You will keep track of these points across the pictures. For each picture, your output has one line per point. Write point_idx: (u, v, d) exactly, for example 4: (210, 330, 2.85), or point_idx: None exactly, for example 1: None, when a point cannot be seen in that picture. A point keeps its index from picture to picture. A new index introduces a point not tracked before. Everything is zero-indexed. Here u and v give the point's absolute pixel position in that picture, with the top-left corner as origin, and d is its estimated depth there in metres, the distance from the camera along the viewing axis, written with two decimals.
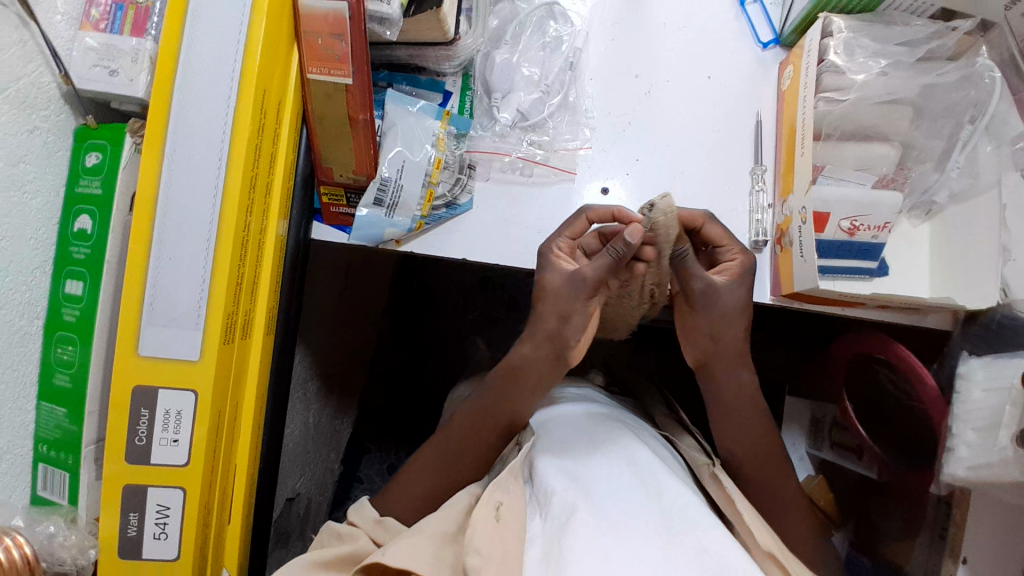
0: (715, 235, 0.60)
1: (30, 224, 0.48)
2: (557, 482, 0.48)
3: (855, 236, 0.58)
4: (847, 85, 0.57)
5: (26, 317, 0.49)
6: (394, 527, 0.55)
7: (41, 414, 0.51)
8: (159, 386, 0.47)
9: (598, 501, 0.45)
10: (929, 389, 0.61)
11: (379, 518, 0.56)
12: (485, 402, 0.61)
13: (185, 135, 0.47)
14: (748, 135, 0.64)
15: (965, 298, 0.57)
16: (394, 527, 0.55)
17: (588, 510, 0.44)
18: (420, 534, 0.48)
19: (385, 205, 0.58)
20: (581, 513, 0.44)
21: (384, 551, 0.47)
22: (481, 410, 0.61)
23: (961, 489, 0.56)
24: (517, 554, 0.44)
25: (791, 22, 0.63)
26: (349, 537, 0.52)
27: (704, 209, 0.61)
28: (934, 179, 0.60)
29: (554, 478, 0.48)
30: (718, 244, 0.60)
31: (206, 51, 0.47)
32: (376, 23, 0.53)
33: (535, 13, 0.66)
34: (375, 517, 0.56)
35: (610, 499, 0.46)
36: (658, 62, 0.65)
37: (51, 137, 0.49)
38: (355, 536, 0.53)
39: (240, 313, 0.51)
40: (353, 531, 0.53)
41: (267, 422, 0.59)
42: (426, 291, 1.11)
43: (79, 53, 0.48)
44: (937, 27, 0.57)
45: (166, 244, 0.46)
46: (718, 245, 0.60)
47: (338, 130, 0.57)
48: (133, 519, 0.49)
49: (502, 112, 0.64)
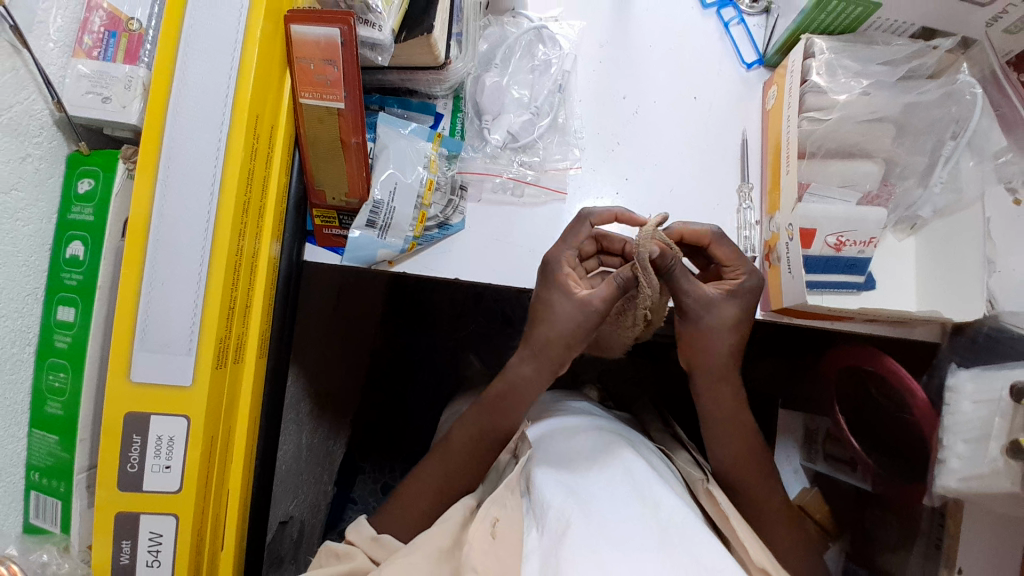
0: (721, 256, 0.59)
1: (23, 251, 0.48)
2: (554, 494, 0.48)
3: (841, 252, 0.59)
4: (829, 105, 0.58)
5: (18, 344, 0.49)
6: (393, 542, 0.55)
7: (33, 441, 0.51)
8: (152, 412, 0.47)
9: (596, 513, 0.46)
10: (918, 401, 0.62)
11: (375, 535, 0.55)
12: (484, 424, 0.62)
13: (178, 161, 0.47)
14: (736, 153, 0.65)
15: (953, 312, 0.58)
16: (392, 543, 0.54)
17: (589, 521, 0.45)
18: (416, 551, 0.48)
19: (377, 227, 0.59)
20: (578, 524, 0.44)
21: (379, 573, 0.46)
22: (484, 435, 0.62)
23: (954, 499, 0.57)
24: (514, 566, 0.45)
25: (775, 43, 0.64)
26: (346, 556, 0.52)
27: (714, 227, 0.60)
28: (918, 195, 0.61)
29: (551, 490, 0.49)
30: (724, 263, 0.60)
31: (199, 78, 0.48)
32: (369, 49, 0.54)
33: (524, 36, 0.67)
34: (372, 535, 0.55)
35: (609, 510, 0.46)
36: (645, 82, 0.66)
37: (43, 164, 0.49)
38: (352, 554, 0.53)
39: (233, 336, 0.51)
40: (351, 550, 0.53)
41: (260, 445, 0.59)
42: (419, 310, 1.11)
43: (72, 81, 0.49)
44: (918, 46, 0.58)
45: (158, 269, 0.47)
46: (724, 263, 0.60)
47: (330, 153, 0.58)
48: (126, 547, 0.49)
49: (492, 133, 0.65)
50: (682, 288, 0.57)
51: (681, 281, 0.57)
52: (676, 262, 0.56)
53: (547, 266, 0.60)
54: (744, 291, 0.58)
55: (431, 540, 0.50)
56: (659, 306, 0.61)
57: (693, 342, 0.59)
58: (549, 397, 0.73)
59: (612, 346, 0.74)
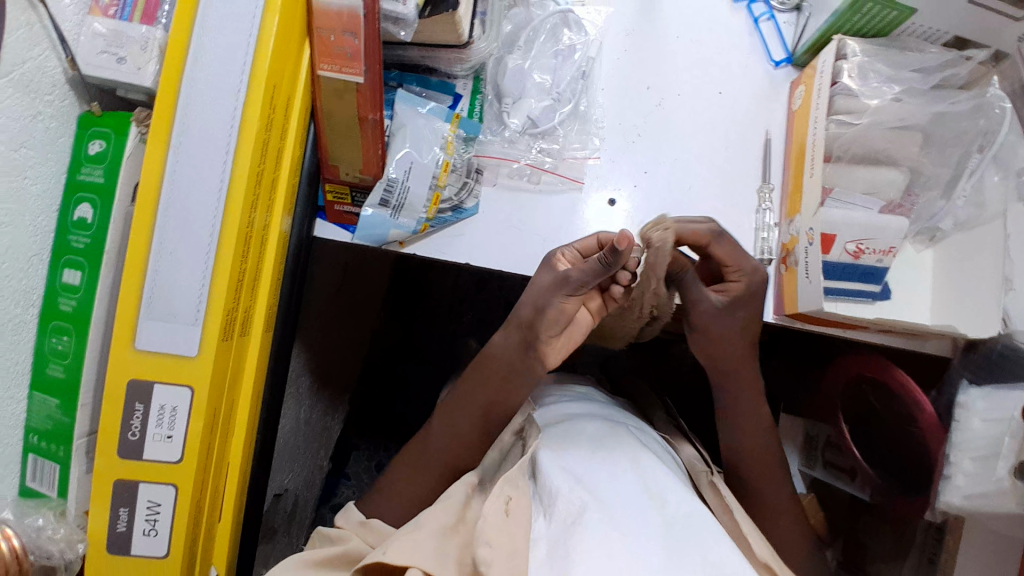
0: (719, 256, 0.58)
1: (29, 211, 0.47)
2: (562, 482, 0.48)
3: (859, 261, 0.58)
4: (859, 109, 0.57)
5: (22, 305, 0.48)
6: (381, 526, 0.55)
7: (33, 403, 0.50)
8: (156, 381, 0.47)
9: (608, 502, 0.45)
10: (927, 415, 0.62)
11: (364, 520, 0.56)
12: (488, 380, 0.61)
13: (192, 127, 0.46)
14: (758, 153, 0.64)
15: (967, 328, 0.57)
16: (381, 527, 0.55)
17: (595, 510, 0.44)
18: (423, 528, 0.48)
19: (391, 206, 0.58)
20: (591, 512, 0.44)
21: (384, 551, 0.46)
22: (487, 420, 0.61)
23: (955, 515, 0.57)
24: (524, 552, 0.44)
25: (804, 42, 0.63)
26: (340, 539, 0.53)
27: (710, 225, 0.57)
28: (941, 207, 0.60)
29: (558, 478, 0.48)
30: (724, 264, 0.58)
31: (218, 42, 0.46)
32: (391, 23, 0.53)
33: (549, 19, 0.65)
34: (360, 520, 0.56)
35: (619, 504, 0.45)
36: (669, 74, 0.65)
37: (54, 122, 0.48)
38: (346, 537, 0.53)
39: (240, 311, 0.50)
40: (344, 534, 0.53)
41: (262, 418, 0.58)
42: (419, 290, 1.10)
43: (86, 39, 0.47)
44: (949, 56, 0.57)
45: (167, 237, 0.46)
46: (725, 263, 0.58)
47: (347, 128, 0.56)
48: (123, 514, 0.49)
49: (512, 117, 0.63)
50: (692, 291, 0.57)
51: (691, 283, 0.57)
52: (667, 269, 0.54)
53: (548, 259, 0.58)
54: (746, 296, 0.58)
55: (435, 517, 0.50)
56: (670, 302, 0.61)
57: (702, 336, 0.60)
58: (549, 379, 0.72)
59: (612, 336, 0.73)
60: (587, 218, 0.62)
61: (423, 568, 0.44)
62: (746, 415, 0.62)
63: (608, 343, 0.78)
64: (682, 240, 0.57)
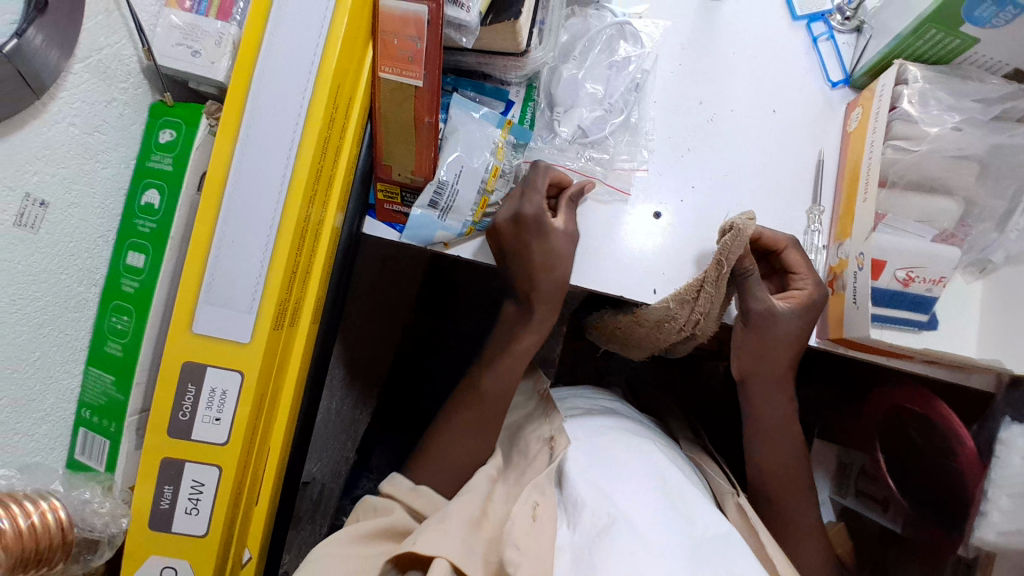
0: (792, 263, 0.59)
1: (98, 193, 0.49)
2: (590, 495, 0.49)
3: (909, 288, 0.57)
4: (919, 136, 0.56)
5: (85, 283, 0.50)
6: (430, 494, 0.56)
7: (87, 378, 0.52)
8: (209, 365, 0.48)
9: (635, 517, 0.46)
10: (966, 449, 0.60)
11: (414, 487, 0.57)
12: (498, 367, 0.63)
13: (260, 120, 0.47)
14: (810, 173, 0.64)
15: (1014, 363, 0.56)
16: (431, 495, 0.56)
17: (623, 523, 0.45)
18: (449, 520, 0.48)
19: (439, 208, 0.60)
20: (620, 522, 0.45)
21: (415, 540, 0.46)
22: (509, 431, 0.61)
23: (988, 553, 0.56)
24: (550, 555, 0.45)
25: (864, 65, 0.63)
26: (385, 509, 0.54)
27: (788, 235, 0.59)
28: (993, 238, 0.59)
29: (586, 490, 0.49)
30: (793, 272, 0.59)
31: (289, 38, 0.48)
32: (454, 29, 0.54)
33: (605, 31, 0.65)
34: (411, 487, 0.56)
35: (649, 521, 0.46)
36: (722, 89, 0.65)
37: (127, 109, 0.50)
38: (391, 508, 0.54)
39: (291, 302, 0.52)
40: (389, 505, 0.54)
41: (302, 408, 0.59)
42: (452, 289, 1.11)
43: (163, 31, 0.49)
44: (1011, 88, 0.56)
45: (229, 226, 0.47)
46: (794, 272, 0.59)
47: (402, 130, 0.57)
48: (167, 492, 0.50)
49: (562, 126, 0.64)
50: (753, 291, 0.57)
51: (753, 286, 0.57)
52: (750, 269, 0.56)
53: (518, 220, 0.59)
54: (811, 305, 0.57)
55: (461, 510, 0.50)
56: (714, 318, 0.60)
57: (739, 350, 0.60)
58: (570, 391, 0.73)
59: (640, 346, 0.74)
60: (628, 231, 0.62)
61: (450, 559, 0.44)
62: (777, 432, 0.61)
63: (631, 351, 0.77)
64: (760, 241, 0.58)
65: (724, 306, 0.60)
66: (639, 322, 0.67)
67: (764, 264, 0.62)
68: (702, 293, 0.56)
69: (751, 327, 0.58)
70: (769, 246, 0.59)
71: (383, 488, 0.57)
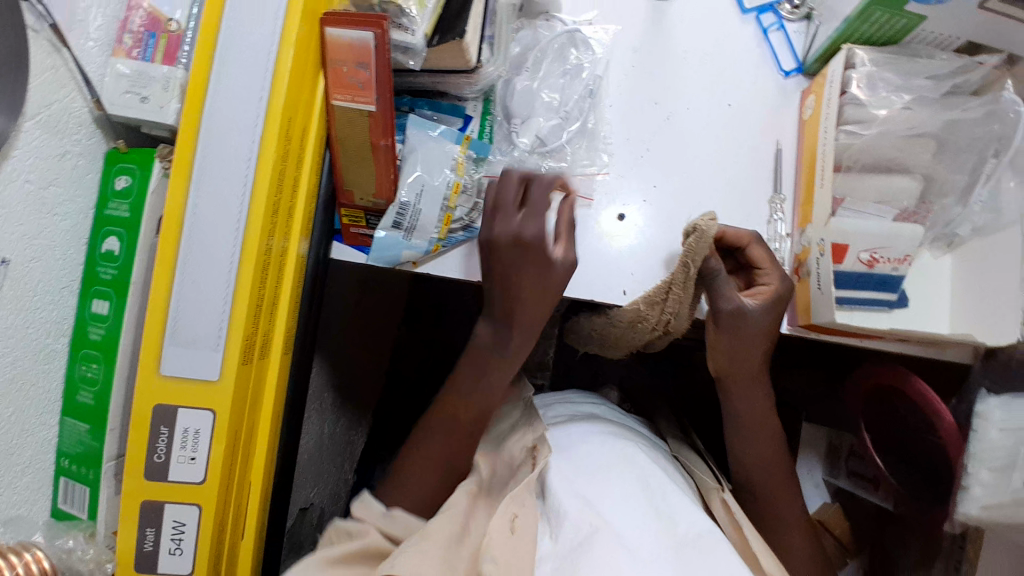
0: (756, 258, 0.59)
1: (59, 245, 0.49)
2: (570, 504, 0.49)
3: (874, 269, 0.57)
4: (868, 119, 0.57)
5: (53, 334, 0.50)
6: (406, 516, 0.55)
7: (63, 429, 0.52)
8: (180, 405, 0.48)
9: (623, 531, 0.46)
10: (946, 423, 0.60)
11: (388, 512, 0.55)
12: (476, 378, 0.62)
13: (211, 160, 0.48)
14: (770, 163, 0.64)
15: (986, 336, 0.56)
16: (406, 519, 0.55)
17: (605, 533, 0.45)
18: (429, 541, 0.47)
19: (403, 228, 0.59)
20: (603, 533, 0.45)
21: (393, 562, 0.45)
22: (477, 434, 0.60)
23: (975, 526, 0.57)
24: (529, 559, 0.46)
25: (814, 51, 0.63)
26: (359, 532, 0.51)
27: (750, 230, 0.60)
28: (957, 214, 0.59)
29: (566, 499, 0.49)
30: (757, 267, 0.59)
31: (235, 78, 0.48)
32: (401, 52, 0.55)
33: (556, 40, 0.65)
34: (382, 511, 0.54)
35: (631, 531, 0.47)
36: (678, 87, 0.65)
37: (82, 160, 0.50)
38: (365, 530, 0.52)
39: (259, 335, 0.52)
40: (363, 527, 0.52)
41: (281, 438, 0.59)
42: (438, 305, 1.11)
43: (111, 79, 0.49)
44: (962, 62, 0.56)
45: (189, 267, 0.48)
46: (758, 267, 0.59)
47: (360, 155, 0.57)
48: (150, 534, 0.51)
49: (521, 137, 0.64)
50: (721, 291, 0.57)
51: (720, 286, 0.57)
52: (718, 268, 0.57)
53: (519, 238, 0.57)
54: (778, 297, 0.57)
55: (440, 528, 0.49)
56: (685, 316, 0.61)
57: (712, 345, 0.60)
58: (556, 397, 0.73)
59: (619, 346, 0.74)
60: (611, 233, 0.63)
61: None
62: (759, 421, 0.61)
63: (609, 350, 0.78)
64: (723, 239, 0.59)
65: (694, 303, 0.60)
66: (614, 324, 0.66)
67: (731, 259, 0.62)
68: (670, 294, 0.58)
69: (724, 328, 0.58)
70: (731, 242, 0.59)
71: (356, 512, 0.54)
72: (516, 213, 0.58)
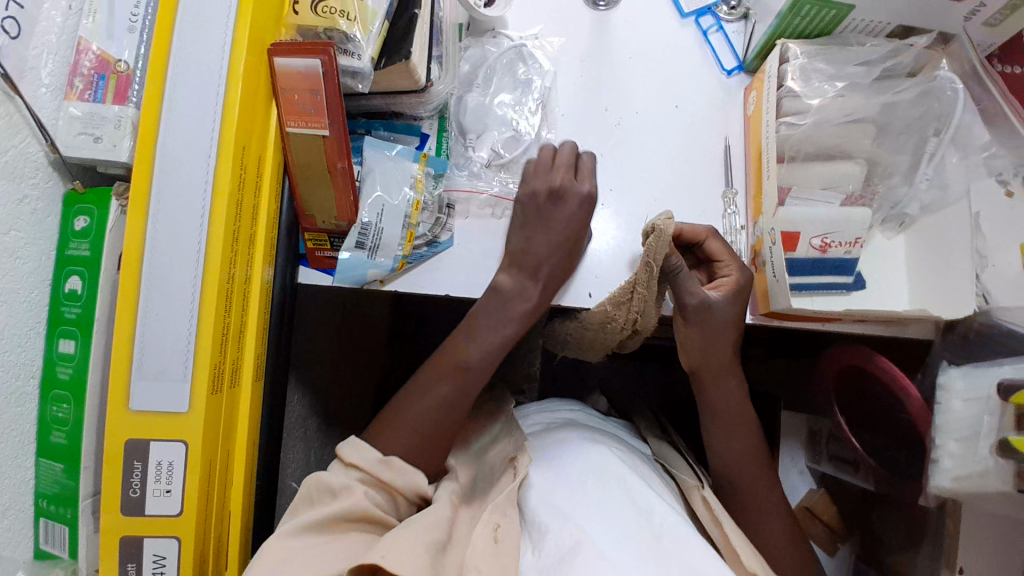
0: (714, 251, 0.60)
1: (23, 288, 0.50)
2: (552, 518, 0.50)
3: (827, 253, 0.58)
4: (804, 109, 0.59)
5: (23, 377, 0.50)
6: (403, 466, 0.53)
7: (40, 470, 0.53)
8: (151, 439, 0.49)
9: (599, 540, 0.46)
10: (913, 401, 0.62)
11: (384, 459, 0.53)
12: (451, 390, 0.57)
13: (168, 193, 0.49)
14: (721, 160, 0.66)
15: (942, 310, 0.57)
16: (402, 467, 0.53)
17: (588, 546, 0.46)
18: (416, 535, 0.47)
19: (367, 248, 0.60)
20: (585, 545, 0.46)
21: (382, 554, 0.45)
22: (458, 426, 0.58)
23: (951, 499, 0.58)
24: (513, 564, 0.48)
25: (753, 48, 0.65)
26: (344, 491, 0.51)
27: (707, 226, 0.61)
28: (904, 193, 0.61)
29: (547, 516, 0.50)
30: (716, 260, 0.60)
31: (185, 115, 0.49)
32: (349, 77, 0.56)
33: (505, 55, 0.68)
34: (378, 459, 0.53)
35: (619, 546, 0.46)
36: (626, 93, 0.67)
37: (41, 204, 0.51)
38: (350, 488, 0.51)
39: (228, 363, 0.53)
40: (348, 485, 0.51)
41: (259, 464, 0.60)
42: (423, 324, 1.13)
43: (64, 123, 0.51)
44: (892, 46, 0.59)
45: (153, 300, 0.48)
46: (717, 260, 0.60)
47: (318, 178, 0.58)
48: (131, 569, 0.51)
49: (477, 151, 0.66)
50: (685, 286, 0.57)
51: (684, 281, 0.57)
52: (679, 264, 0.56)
53: (555, 187, 0.60)
54: (739, 288, 0.59)
55: (427, 527, 0.49)
56: (652, 314, 0.61)
57: (683, 339, 0.61)
58: (535, 406, 0.74)
59: (594, 348, 0.74)
60: None
61: None
62: (730, 412, 0.62)
63: (585, 353, 0.78)
64: (681, 237, 0.60)
65: (659, 301, 0.60)
66: (584, 328, 0.67)
67: (689, 257, 0.64)
68: (635, 294, 0.58)
69: (692, 322, 0.59)
70: (689, 238, 0.60)
71: (346, 457, 0.53)
72: (551, 170, 0.61)
